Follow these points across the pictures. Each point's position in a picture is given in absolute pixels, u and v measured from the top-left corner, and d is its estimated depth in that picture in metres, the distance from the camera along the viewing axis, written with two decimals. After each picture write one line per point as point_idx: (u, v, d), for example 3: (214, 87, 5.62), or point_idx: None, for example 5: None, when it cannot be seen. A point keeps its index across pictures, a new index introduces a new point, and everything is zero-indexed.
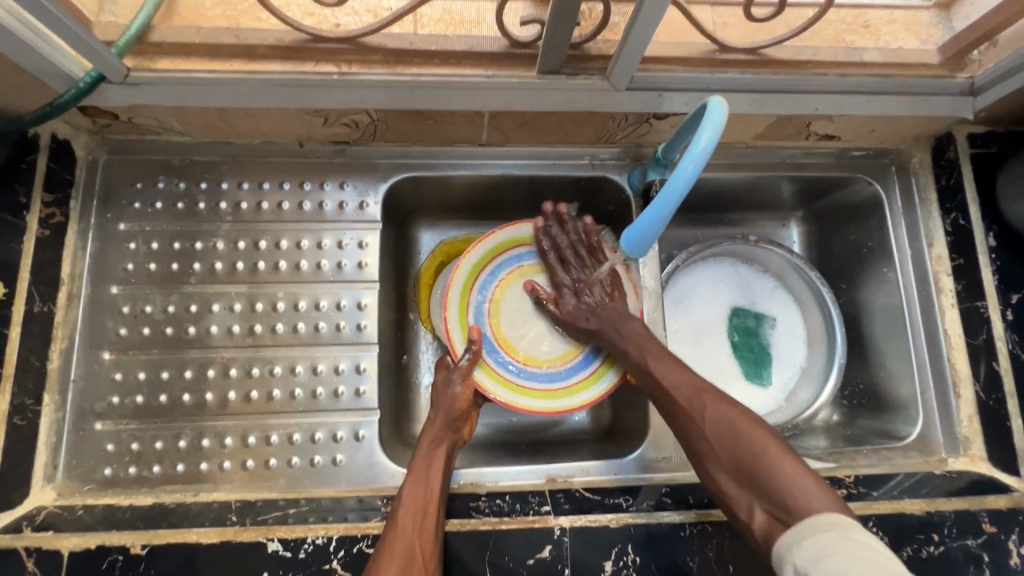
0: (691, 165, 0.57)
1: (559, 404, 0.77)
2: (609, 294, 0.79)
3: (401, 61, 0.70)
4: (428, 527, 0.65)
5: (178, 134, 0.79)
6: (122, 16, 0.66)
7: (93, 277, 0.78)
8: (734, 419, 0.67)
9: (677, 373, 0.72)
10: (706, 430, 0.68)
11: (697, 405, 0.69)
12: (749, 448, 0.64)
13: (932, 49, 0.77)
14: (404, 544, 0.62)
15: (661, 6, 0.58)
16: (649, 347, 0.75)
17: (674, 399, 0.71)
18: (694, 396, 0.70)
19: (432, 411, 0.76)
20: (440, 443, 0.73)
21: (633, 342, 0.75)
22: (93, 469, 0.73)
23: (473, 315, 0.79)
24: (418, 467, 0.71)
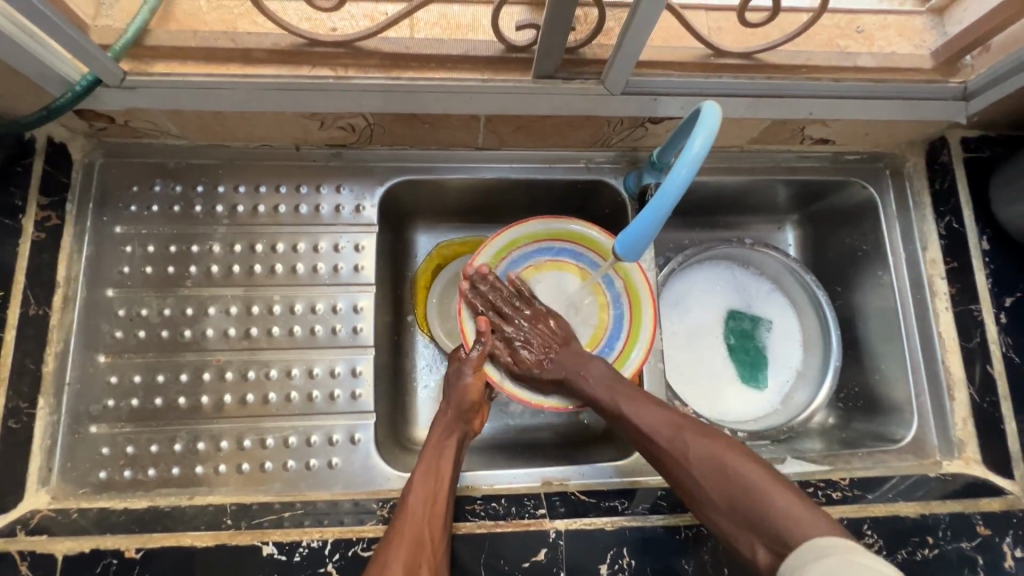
0: (685, 169, 0.58)
1: (566, 401, 0.78)
2: (561, 339, 0.78)
3: (397, 65, 0.70)
4: (437, 518, 0.66)
5: (175, 137, 0.79)
6: (118, 20, 0.66)
7: (88, 280, 0.78)
8: (721, 453, 0.67)
9: (655, 418, 0.72)
10: (694, 470, 0.67)
11: (680, 446, 0.69)
12: (738, 484, 0.64)
13: (925, 54, 0.78)
14: (413, 534, 0.63)
15: (654, 12, 0.59)
16: (617, 390, 0.74)
17: (655, 443, 0.71)
18: (677, 438, 0.70)
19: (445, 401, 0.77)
20: (450, 435, 0.74)
21: (602, 387, 0.75)
22: (87, 472, 0.73)
23: (487, 308, 0.80)
24: (430, 455, 0.71)
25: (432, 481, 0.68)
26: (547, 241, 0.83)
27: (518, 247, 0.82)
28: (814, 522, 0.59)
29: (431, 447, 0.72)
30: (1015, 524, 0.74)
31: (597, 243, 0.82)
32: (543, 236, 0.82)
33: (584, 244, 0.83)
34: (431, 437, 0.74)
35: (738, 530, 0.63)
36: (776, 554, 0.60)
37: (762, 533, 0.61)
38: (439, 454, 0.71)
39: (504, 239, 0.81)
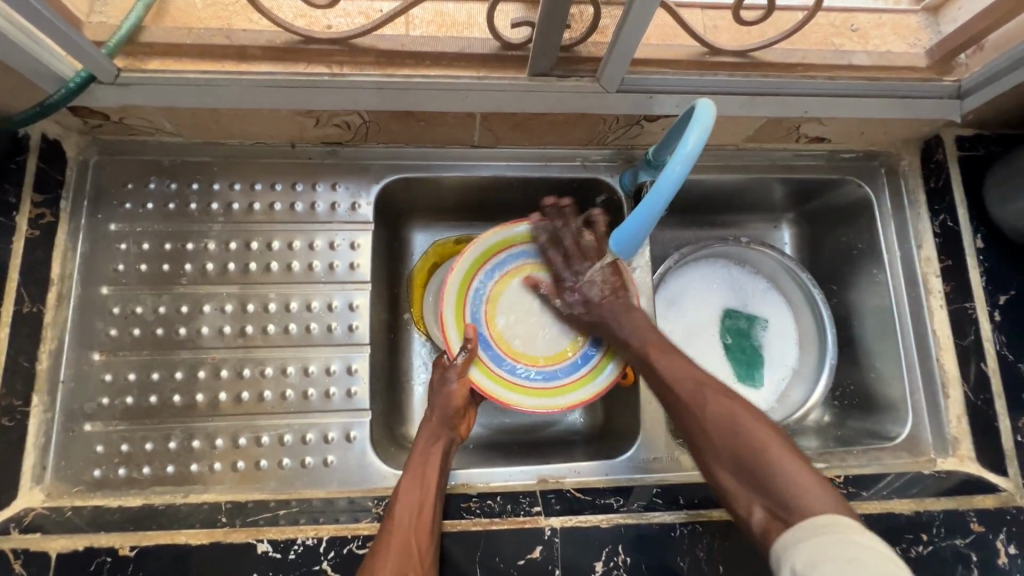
0: (679, 166, 0.58)
1: (554, 404, 0.77)
2: (612, 286, 0.79)
3: (393, 63, 0.70)
4: (423, 526, 0.65)
5: (170, 134, 0.79)
6: (112, 17, 0.66)
7: (83, 278, 0.78)
8: (738, 411, 0.67)
9: (678, 368, 0.73)
10: (704, 420, 0.68)
11: (694, 395, 0.70)
12: (747, 439, 0.65)
13: (919, 53, 0.78)
14: (400, 543, 0.63)
15: (649, 10, 0.59)
16: (650, 338, 0.75)
17: (675, 393, 0.72)
18: (695, 387, 0.71)
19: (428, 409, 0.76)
20: (436, 443, 0.73)
21: (634, 334, 0.76)
22: (82, 470, 0.73)
23: (470, 311, 0.79)
24: (414, 464, 0.71)
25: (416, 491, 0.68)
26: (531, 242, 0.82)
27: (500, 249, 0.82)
28: (818, 495, 0.59)
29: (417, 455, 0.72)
30: (1009, 521, 0.74)
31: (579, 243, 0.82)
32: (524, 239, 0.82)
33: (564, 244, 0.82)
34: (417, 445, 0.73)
35: (734, 485, 0.64)
36: (772, 516, 0.61)
37: (760, 489, 0.62)
38: (425, 465, 0.71)
39: (486, 241, 0.81)
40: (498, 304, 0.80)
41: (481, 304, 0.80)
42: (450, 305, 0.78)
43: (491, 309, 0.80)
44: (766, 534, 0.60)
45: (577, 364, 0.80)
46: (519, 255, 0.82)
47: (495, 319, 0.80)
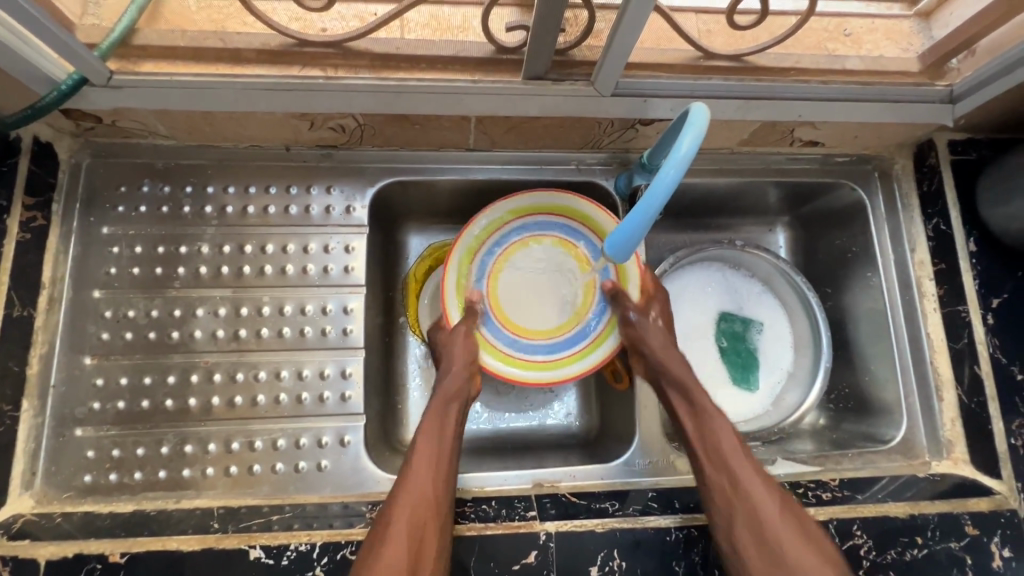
0: (672, 170, 0.58)
1: (541, 377, 0.77)
2: (665, 336, 0.77)
3: (387, 66, 0.70)
4: (440, 478, 0.67)
5: (163, 137, 0.79)
6: (105, 19, 0.65)
7: (75, 281, 0.77)
8: (800, 518, 0.65)
9: (742, 460, 0.70)
10: (764, 520, 0.65)
11: (757, 492, 0.67)
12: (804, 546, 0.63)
13: (913, 57, 0.78)
14: (418, 494, 0.64)
15: (643, 15, 0.59)
16: (699, 402, 0.74)
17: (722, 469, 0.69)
18: (759, 484, 0.67)
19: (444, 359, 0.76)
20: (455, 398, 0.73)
21: (684, 399, 0.74)
22: (72, 475, 0.72)
23: (471, 280, 0.80)
24: (433, 419, 0.71)
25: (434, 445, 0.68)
26: (544, 214, 0.81)
27: (513, 219, 0.81)
28: None
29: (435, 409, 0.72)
30: (1003, 524, 0.74)
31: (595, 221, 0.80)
32: (538, 210, 0.81)
33: (578, 220, 0.81)
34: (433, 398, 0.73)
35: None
36: None
37: None
38: (443, 420, 0.71)
39: (500, 211, 0.80)
40: (501, 272, 0.80)
41: (483, 271, 0.80)
42: (454, 269, 0.79)
43: (494, 276, 0.80)
44: None
45: (572, 341, 0.79)
46: (532, 226, 0.81)
47: (496, 285, 0.80)
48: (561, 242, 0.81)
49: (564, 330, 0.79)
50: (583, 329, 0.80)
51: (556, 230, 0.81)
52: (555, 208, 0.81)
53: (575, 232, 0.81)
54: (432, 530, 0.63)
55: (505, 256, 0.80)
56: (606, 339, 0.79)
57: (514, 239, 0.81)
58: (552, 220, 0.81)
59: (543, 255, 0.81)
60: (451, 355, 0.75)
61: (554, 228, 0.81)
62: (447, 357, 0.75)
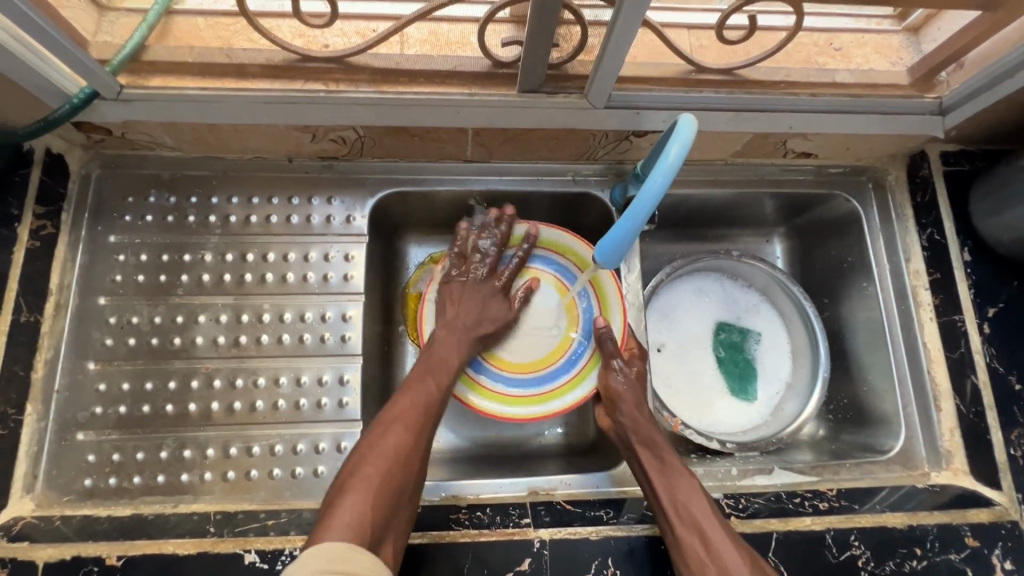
0: (660, 179, 0.60)
1: (498, 409, 0.79)
2: (635, 388, 0.78)
3: (387, 80, 0.72)
4: (434, 407, 0.72)
5: (170, 149, 0.81)
6: (117, 37, 0.68)
7: (80, 288, 0.79)
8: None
9: (711, 520, 0.66)
10: None
11: (727, 551, 0.63)
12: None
13: (902, 71, 0.80)
14: (415, 414, 0.69)
15: (631, 30, 0.61)
16: (664, 456, 0.72)
17: (682, 522, 0.66)
18: (729, 545, 0.64)
19: (480, 303, 0.80)
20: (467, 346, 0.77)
21: (647, 453, 0.73)
22: (73, 480, 0.73)
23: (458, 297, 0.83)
24: (440, 349, 0.76)
25: (434, 375, 0.74)
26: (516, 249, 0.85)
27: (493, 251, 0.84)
28: None
29: (443, 342, 0.77)
30: (1004, 536, 0.74)
31: (602, 283, 0.84)
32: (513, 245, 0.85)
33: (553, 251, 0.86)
34: (439, 332, 0.77)
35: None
36: None
37: None
38: (450, 355, 0.76)
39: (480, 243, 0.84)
40: None
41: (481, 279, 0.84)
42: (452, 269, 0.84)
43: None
44: None
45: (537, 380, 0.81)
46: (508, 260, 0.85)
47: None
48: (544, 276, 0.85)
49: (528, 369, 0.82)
50: (548, 374, 0.82)
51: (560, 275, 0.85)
52: (570, 253, 0.85)
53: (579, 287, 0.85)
54: (420, 452, 0.68)
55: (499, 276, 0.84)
56: (563, 393, 0.81)
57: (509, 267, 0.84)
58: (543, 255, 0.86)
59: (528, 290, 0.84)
60: (482, 309, 0.79)
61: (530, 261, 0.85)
62: (478, 307, 0.80)
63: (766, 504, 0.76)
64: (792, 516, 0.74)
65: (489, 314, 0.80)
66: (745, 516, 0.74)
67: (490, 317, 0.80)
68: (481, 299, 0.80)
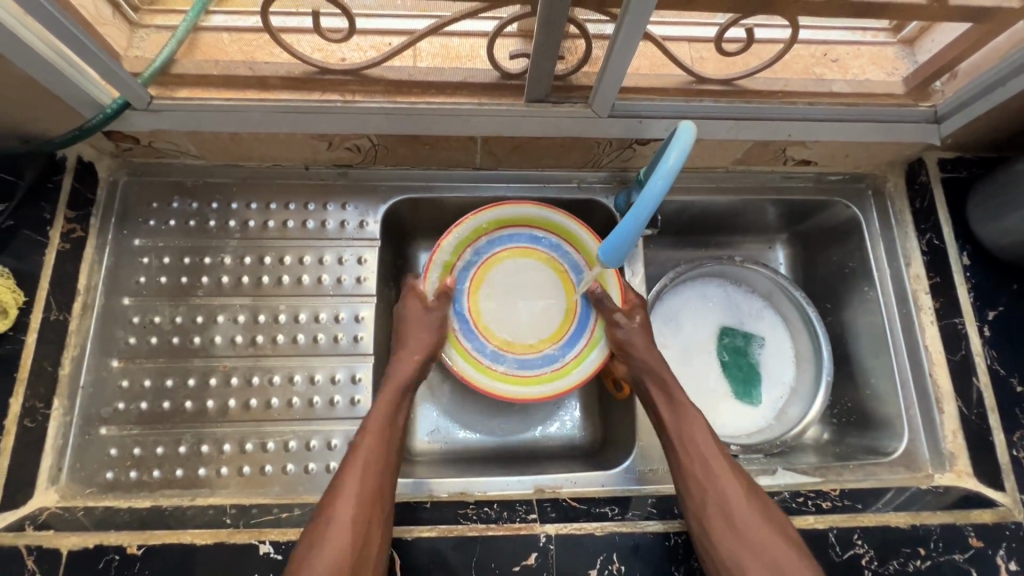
0: (660, 181, 0.63)
1: (524, 393, 0.81)
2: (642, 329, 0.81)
3: (400, 91, 0.77)
4: (382, 469, 0.67)
5: (193, 157, 0.85)
6: (148, 52, 0.72)
7: (106, 289, 0.83)
8: (766, 506, 0.67)
9: (718, 454, 0.71)
10: (736, 510, 0.66)
11: (731, 484, 0.68)
12: (768, 526, 0.64)
13: (897, 80, 0.82)
14: (360, 488, 0.65)
15: (631, 44, 0.64)
16: (674, 394, 0.76)
17: (692, 456, 0.71)
18: (731, 477, 0.68)
19: (406, 335, 0.79)
20: (411, 383, 0.76)
21: (657, 390, 0.77)
22: (96, 472, 0.76)
23: (458, 272, 0.85)
24: (386, 407, 0.72)
25: (380, 433, 0.70)
26: (490, 232, 0.86)
27: (473, 238, 0.85)
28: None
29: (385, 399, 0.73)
30: (1008, 537, 0.74)
31: (605, 277, 0.84)
32: (488, 227, 0.86)
33: (528, 225, 0.87)
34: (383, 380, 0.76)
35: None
36: None
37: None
38: (397, 403, 0.73)
39: (458, 233, 0.84)
40: (480, 279, 0.85)
41: (470, 268, 0.85)
42: (453, 244, 0.84)
43: (475, 277, 0.85)
44: None
45: (533, 361, 0.83)
46: (488, 246, 0.86)
47: (478, 280, 0.85)
48: (528, 252, 0.87)
49: (528, 350, 0.84)
50: (563, 348, 0.84)
51: (545, 249, 0.87)
52: (549, 227, 0.87)
53: (577, 269, 0.87)
54: (375, 530, 0.63)
55: (486, 264, 0.86)
56: (585, 359, 0.83)
57: (494, 252, 0.86)
58: (519, 233, 0.87)
59: (522, 272, 0.87)
60: (415, 335, 0.79)
61: (509, 242, 0.87)
62: (416, 335, 0.79)
63: None
64: (795, 515, 0.75)
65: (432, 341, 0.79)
66: None
67: (424, 339, 0.79)
68: (416, 329, 0.79)
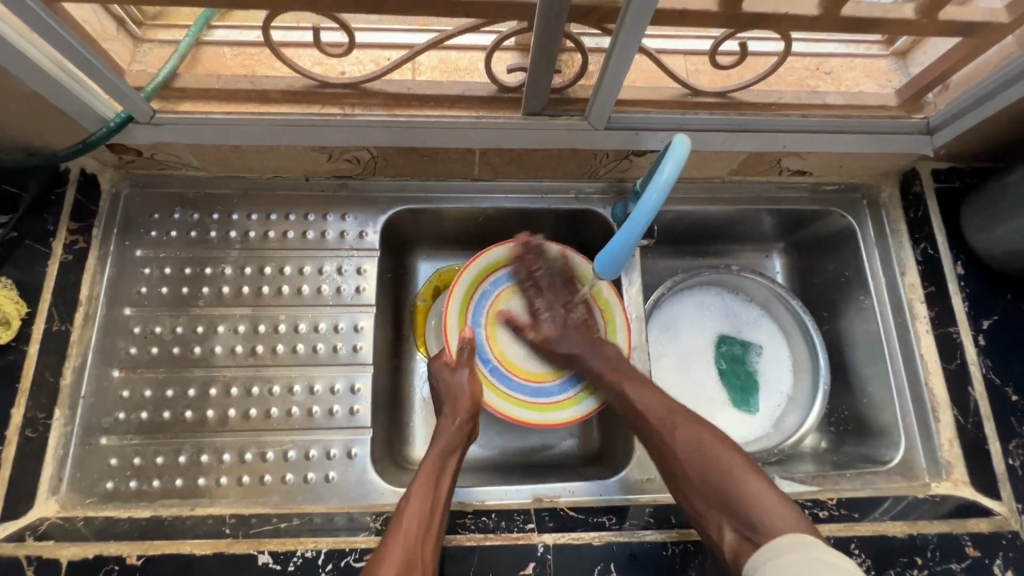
0: (655, 195, 0.65)
1: (584, 410, 0.82)
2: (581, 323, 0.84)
3: (399, 104, 0.77)
4: (429, 537, 0.65)
5: (194, 169, 0.86)
6: (150, 66, 0.74)
7: (108, 300, 0.83)
8: (712, 442, 0.71)
9: (667, 407, 0.75)
10: (690, 457, 0.71)
11: (682, 433, 0.73)
12: (721, 465, 0.69)
13: (890, 92, 0.84)
14: (404, 550, 0.63)
15: (625, 61, 0.66)
16: (623, 373, 0.79)
17: (647, 420, 0.75)
18: (681, 427, 0.73)
19: (447, 404, 0.78)
20: (451, 448, 0.75)
21: (606, 368, 0.80)
22: (96, 482, 0.76)
23: (473, 320, 0.84)
24: (428, 473, 0.72)
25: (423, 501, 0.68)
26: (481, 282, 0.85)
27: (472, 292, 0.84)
28: (779, 512, 0.64)
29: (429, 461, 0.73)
30: (1005, 546, 0.74)
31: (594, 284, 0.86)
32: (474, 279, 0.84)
33: (509, 261, 0.86)
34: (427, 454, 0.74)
35: (708, 519, 0.68)
36: (741, 537, 0.65)
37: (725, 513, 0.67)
38: (441, 466, 0.73)
39: (457, 293, 0.83)
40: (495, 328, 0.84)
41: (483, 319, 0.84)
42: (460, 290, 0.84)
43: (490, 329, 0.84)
44: (736, 554, 0.65)
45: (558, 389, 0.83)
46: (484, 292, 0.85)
47: (495, 332, 0.84)
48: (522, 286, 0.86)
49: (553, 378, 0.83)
50: None
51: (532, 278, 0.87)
52: (525, 255, 0.87)
53: None
54: None
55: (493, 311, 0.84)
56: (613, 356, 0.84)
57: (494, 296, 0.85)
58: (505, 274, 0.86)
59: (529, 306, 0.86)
60: (454, 401, 0.77)
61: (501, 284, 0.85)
62: (456, 398, 0.77)
63: None
64: None
65: (475, 402, 0.77)
66: None
67: (461, 404, 0.77)
68: (457, 391, 0.78)
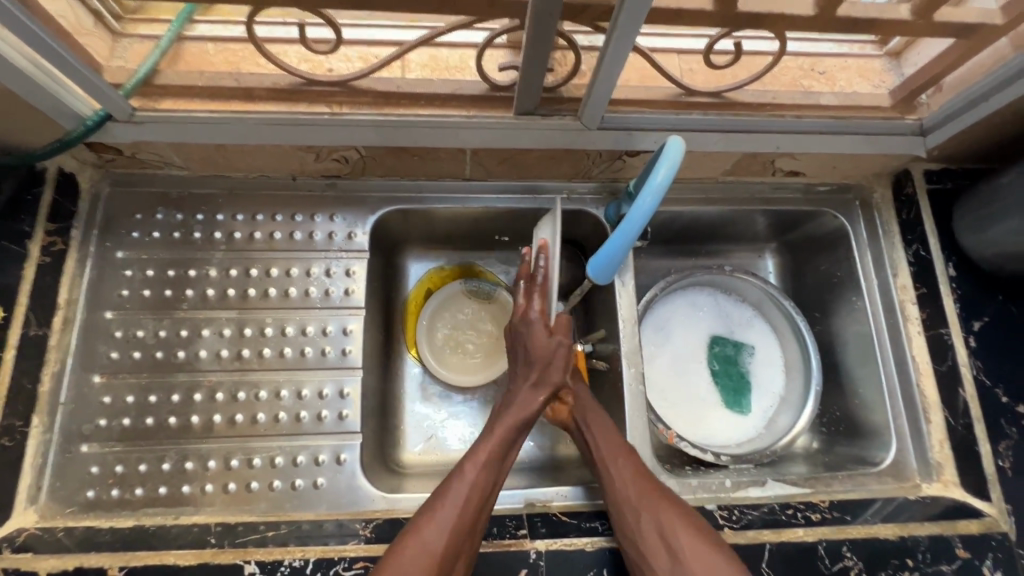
0: (649, 198, 0.64)
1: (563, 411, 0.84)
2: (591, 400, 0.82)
3: (388, 103, 0.75)
4: (485, 503, 0.69)
5: (177, 168, 0.84)
6: (131, 61, 0.72)
7: (88, 303, 0.81)
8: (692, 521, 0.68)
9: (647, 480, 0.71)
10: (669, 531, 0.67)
11: (665, 507, 0.69)
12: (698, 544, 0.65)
13: (883, 93, 0.83)
14: (457, 514, 0.66)
15: (620, 60, 0.65)
16: (611, 441, 0.75)
17: (630, 489, 0.71)
18: (662, 501, 0.69)
19: (538, 368, 0.79)
20: (528, 417, 0.77)
21: (597, 434, 0.76)
22: (76, 491, 0.74)
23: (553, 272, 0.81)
24: (500, 437, 0.74)
25: (486, 470, 0.71)
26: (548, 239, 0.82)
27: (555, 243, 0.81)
28: None
29: (503, 425, 0.75)
30: (995, 547, 0.75)
31: None
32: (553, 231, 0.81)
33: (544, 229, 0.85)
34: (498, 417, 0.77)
35: None
36: None
37: None
38: (515, 434, 0.75)
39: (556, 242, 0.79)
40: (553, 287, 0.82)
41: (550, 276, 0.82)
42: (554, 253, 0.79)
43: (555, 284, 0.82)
44: None
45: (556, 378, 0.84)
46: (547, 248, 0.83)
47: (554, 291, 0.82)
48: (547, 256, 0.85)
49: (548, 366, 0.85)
50: None
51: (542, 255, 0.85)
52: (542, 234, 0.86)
53: None
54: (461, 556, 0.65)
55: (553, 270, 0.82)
56: None
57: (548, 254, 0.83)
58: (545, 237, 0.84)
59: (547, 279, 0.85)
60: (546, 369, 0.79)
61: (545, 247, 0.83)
62: (549, 364, 0.79)
63: (760, 516, 0.77)
64: (785, 527, 0.75)
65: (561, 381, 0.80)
66: (740, 528, 0.75)
67: (548, 378, 0.79)
68: (547, 361, 0.79)
